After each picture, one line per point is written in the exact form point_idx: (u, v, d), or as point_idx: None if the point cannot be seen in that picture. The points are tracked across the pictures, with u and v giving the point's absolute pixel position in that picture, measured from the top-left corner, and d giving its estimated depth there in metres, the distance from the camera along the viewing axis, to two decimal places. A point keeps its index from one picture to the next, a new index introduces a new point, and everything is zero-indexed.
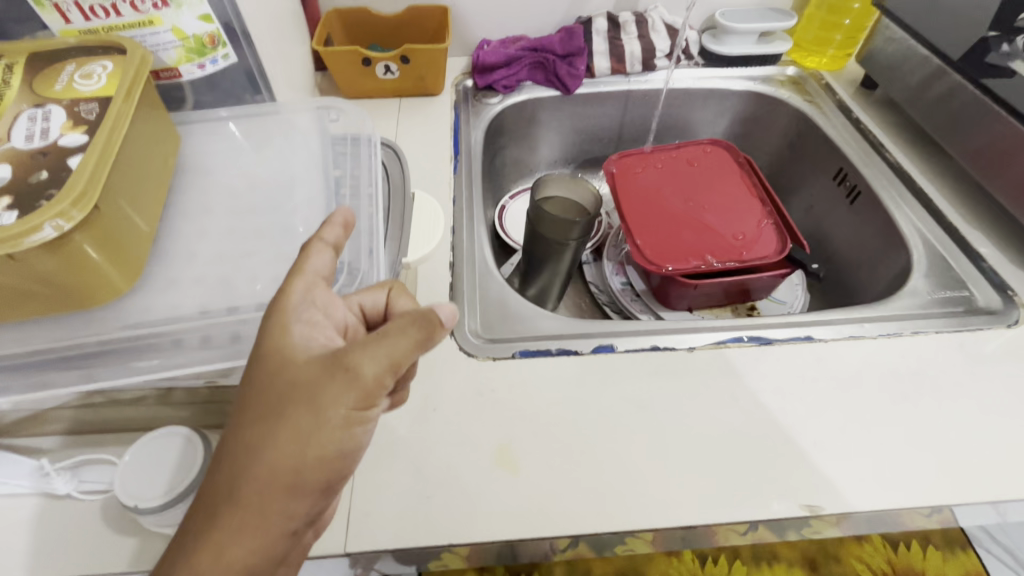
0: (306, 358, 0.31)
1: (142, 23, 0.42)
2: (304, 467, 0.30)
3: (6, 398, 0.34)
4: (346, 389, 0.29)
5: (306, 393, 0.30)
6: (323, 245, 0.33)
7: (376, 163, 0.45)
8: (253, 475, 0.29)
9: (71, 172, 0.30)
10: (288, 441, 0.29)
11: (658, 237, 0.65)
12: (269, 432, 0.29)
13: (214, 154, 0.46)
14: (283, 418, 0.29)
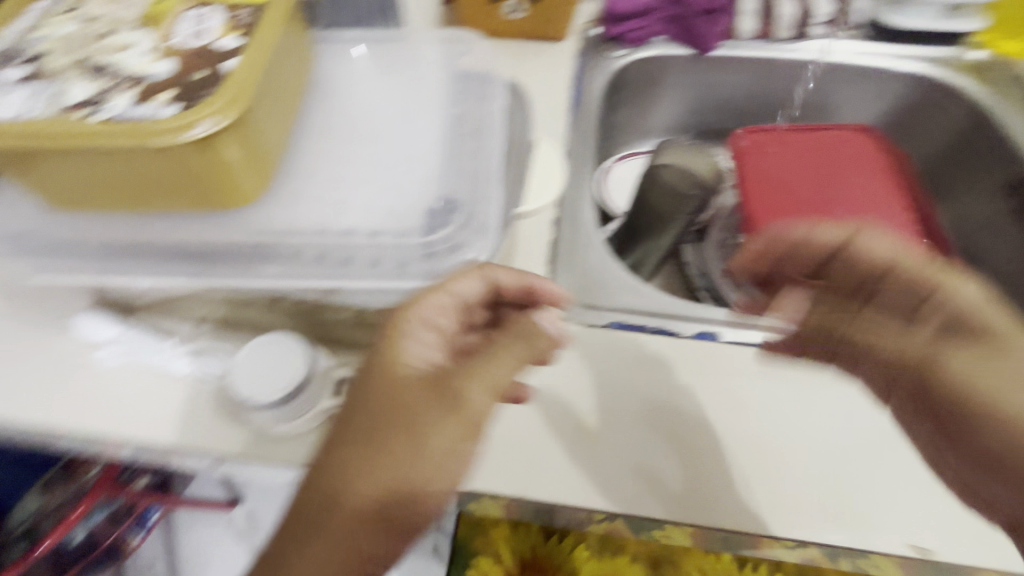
0: (413, 383, 0.32)
1: None
2: (391, 505, 0.29)
3: (145, 280, 0.37)
4: (443, 426, 0.30)
5: (407, 425, 0.30)
6: (469, 271, 0.36)
7: (500, 104, 0.44)
8: (342, 504, 0.30)
9: (226, 76, 0.30)
10: (376, 472, 0.29)
11: (777, 225, 0.59)
12: (365, 458, 0.30)
13: (342, 75, 0.46)
14: (378, 450, 0.30)
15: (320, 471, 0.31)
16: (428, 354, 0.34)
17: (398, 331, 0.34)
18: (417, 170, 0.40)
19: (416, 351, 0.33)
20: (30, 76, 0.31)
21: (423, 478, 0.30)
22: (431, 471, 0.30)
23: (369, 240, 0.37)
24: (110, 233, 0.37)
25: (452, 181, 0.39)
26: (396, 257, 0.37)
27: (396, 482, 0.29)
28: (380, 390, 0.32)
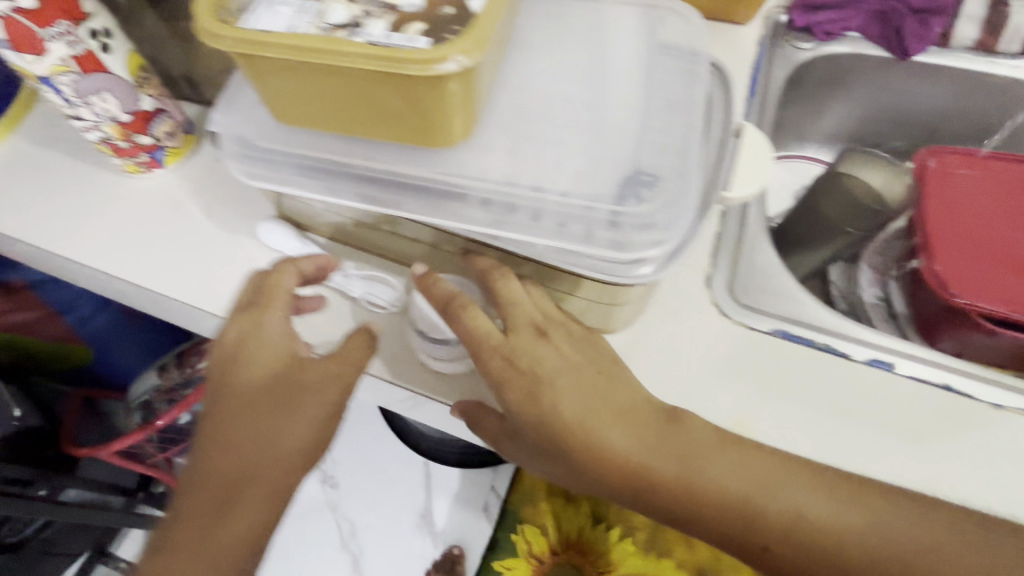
0: (265, 366, 0.40)
1: None
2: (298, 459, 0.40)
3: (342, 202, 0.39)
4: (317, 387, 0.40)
5: (298, 394, 0.39)
6: (291, 272, 0.41)
7: (704, 80, 0.41)
8: (246, 458, 0.39)
9: (476, 12, 0.30)
10: (287, 431, 0.39)
11: (962, 261, 0.53)
12: (272, 430, 0.39)
13: (537, 27, 0.45)
14: (282, 413, 0.39)
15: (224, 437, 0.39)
16: (281, 327, 0.41)
17: (265, 312, 0.40)
18: (612, 136, 0.39)
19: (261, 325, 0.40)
20: None
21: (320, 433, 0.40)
22: (319, 426, 0.40)
23: (559, 198, 0.37)
24: (316, 155, 0.38)
25: (651, 155, 0.38)
26: (584, 226, 0.37)
27: (299, 437, 0.39)
28: (277, 373, 0.40)
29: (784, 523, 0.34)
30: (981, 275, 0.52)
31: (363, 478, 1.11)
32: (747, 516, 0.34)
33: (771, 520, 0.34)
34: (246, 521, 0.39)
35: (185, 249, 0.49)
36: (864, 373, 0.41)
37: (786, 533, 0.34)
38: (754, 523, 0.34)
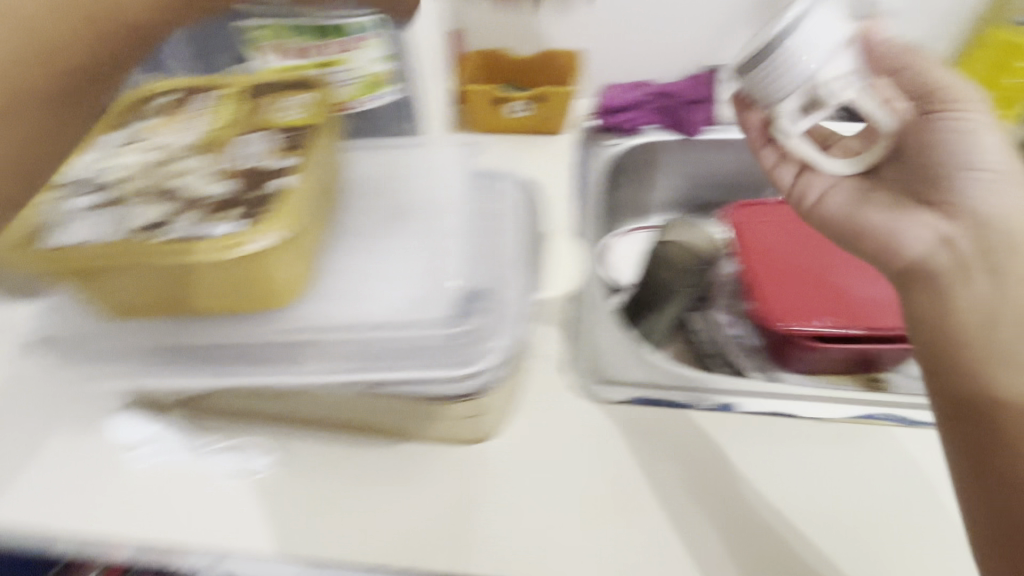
0: None
1: (328, 63, 0.48)
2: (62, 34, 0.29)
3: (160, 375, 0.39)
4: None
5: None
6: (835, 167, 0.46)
7: (515, 201, 0.49)
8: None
9: (283, 192, 0.35)
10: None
11: (786, 292, 0.62)
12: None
13: (364, 170, 0.51)
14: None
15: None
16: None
17: None
18: (438, 262, 0.43)
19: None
20: (110, 201, 0.35)
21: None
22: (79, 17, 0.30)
23: (389, 325, 0.39)
24: (147, 333, 0.40)
25: (476, 276, 0.43)
26: (432, 353, 0.38)
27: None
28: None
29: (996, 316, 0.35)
30: (799, 292, 0.61)
31: None
32: (979, 338, 0.34)
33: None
34: None
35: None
36: (715, 418, 0.45)
37: (984, 335, 0.34)
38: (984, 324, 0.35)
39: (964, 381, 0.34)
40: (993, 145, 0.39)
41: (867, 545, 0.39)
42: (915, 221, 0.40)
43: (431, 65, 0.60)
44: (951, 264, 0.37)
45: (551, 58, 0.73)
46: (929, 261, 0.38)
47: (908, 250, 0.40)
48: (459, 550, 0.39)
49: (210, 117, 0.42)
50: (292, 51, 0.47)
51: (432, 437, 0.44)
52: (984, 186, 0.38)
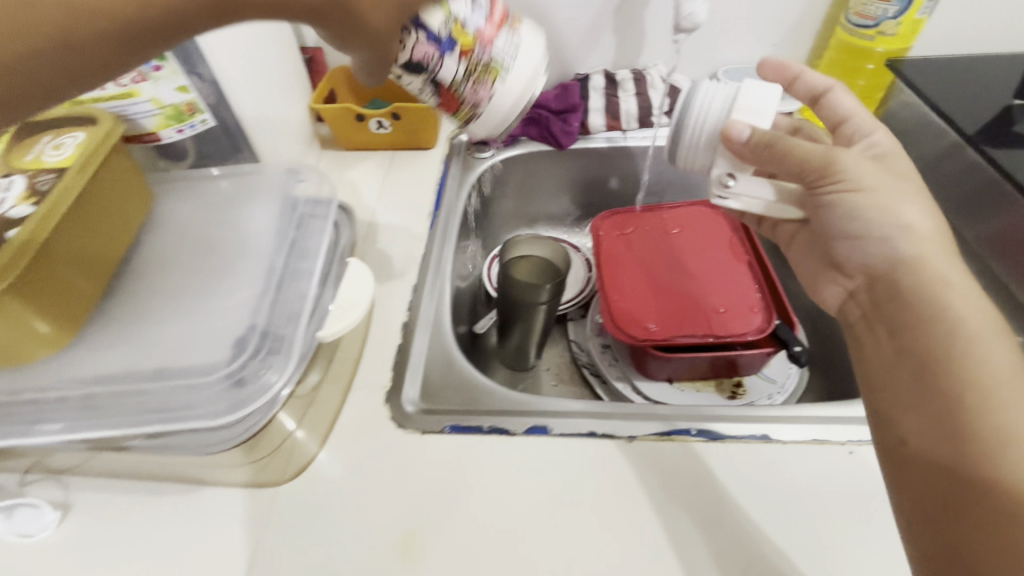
0: None
1: (123, 95, 0.47)
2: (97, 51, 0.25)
3: None
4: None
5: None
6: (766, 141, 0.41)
7: (327, 229, 0.48)
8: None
9: (8, 244, 0.34)
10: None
11: (637, 301, 0.61)
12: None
13: (183, 209, 0.51)
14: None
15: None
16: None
17: None
18: (233, 302, 0.43)
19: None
20: None
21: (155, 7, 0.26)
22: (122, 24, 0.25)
23: (162, 372, 0.38)
24: None
25: (266, 313, 0.41)
26: (197, 399, 0.37)
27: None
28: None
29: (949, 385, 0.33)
30: (651, 301, 0.61)
31: None
32: (929, 388, 0.33)
33: (932, 327, 0.35)
34: None
35: None
36: (526, 442, 0.43)
37: (933, 361, 0.34)
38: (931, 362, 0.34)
39: (899, 422, 0.35)
40: (915, 208, 0.39)
41: (820, 534, 0.38)
42: (831, 280, 0.45)
43: (265, 88, 0.58)
44: (858, 310, 0.41)
45: None
46: (842, 308, 0.44)
47: (827, 301, 0.45)
48: None
49: None
50: None
51: (229, 482, 0.42)
52: (869, 257, 0.40)
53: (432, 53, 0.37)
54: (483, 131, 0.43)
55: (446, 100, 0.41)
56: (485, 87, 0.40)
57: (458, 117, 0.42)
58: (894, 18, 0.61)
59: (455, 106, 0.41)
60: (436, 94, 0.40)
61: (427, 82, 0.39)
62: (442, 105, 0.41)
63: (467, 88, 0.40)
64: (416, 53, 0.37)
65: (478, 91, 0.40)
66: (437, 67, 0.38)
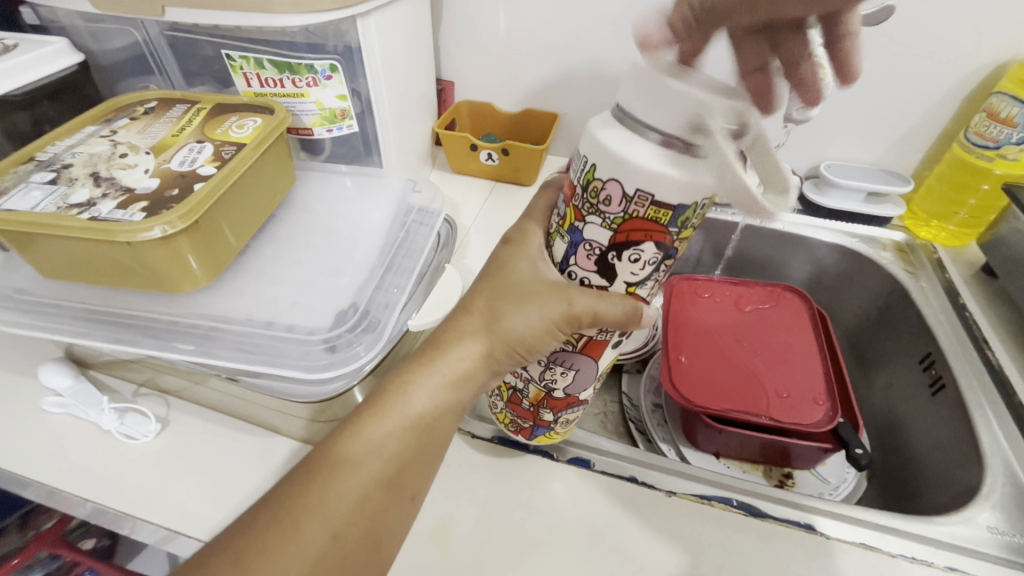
0: (425, 397, 0.38)
1: (297, 94, 0.56)
2: (437, 416, 0.38)
3: (74, 341, 0.43)
4: (408, 401, 0.37)
5: (305, 509, 0.33)
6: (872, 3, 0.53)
7: (430, 236, 0.54)
8: (353, 489, 0.34)
9: (193, 193, 0.41)
10: (415, 401, 0.37)
11: (699, 366, 0.61)
12: (359, 424, 0.36)
13: (316, 197, 0.59)
14: (333, 481, 0.34)
15: (340, 467, 0.35)
16: (413, 403, 0.37)
17: (489, 307, 0.39)
18: (339, 282, 0.49)
19: (515, 263, 0.39)
20: (52, 180, 0.42)
21: (464, 364, 0.38)
22: (446, 390, 0.38)
23: (266, 327, 0.44)
24: (81, 301, 0.45)
25: (364, 295, 0.47)
26: (299, 353, 0.43)
27: (334, 518, 0.33)
28: (316, 485, 0.34)
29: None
30: (713, 369, 0.61)
31: None
32: None
33: None
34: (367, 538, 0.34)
35: None
36: (566, 471, 0.45)
37: None
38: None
39: None
40: None
41: None
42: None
43: (403, 108, 0.66)
44: None
45: (535, 115, 0.79)
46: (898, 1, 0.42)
47: None
48: None
49: (174, 125, 0.49)
50: (268, 81, 0.56)
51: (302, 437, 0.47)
52: None
53: (587, 246, 0.34)
54: (703, 187, 0.29)
55: (641, 236, 0.32)
56: (614, 199, 0.31)
57: (667, 217, 0.31)
58: (1017, 144, 0.60)
59: (639, 224, 0.31)
60: (631, 244, 0.33)
61: (617, 253, 0.34)
62: (651, 242, 0.32)
63: (609, 214, 0.32)
64: (585, 262, 0.35)
65: (621, 208, 0.31)
66: (593, 242, 0.34)
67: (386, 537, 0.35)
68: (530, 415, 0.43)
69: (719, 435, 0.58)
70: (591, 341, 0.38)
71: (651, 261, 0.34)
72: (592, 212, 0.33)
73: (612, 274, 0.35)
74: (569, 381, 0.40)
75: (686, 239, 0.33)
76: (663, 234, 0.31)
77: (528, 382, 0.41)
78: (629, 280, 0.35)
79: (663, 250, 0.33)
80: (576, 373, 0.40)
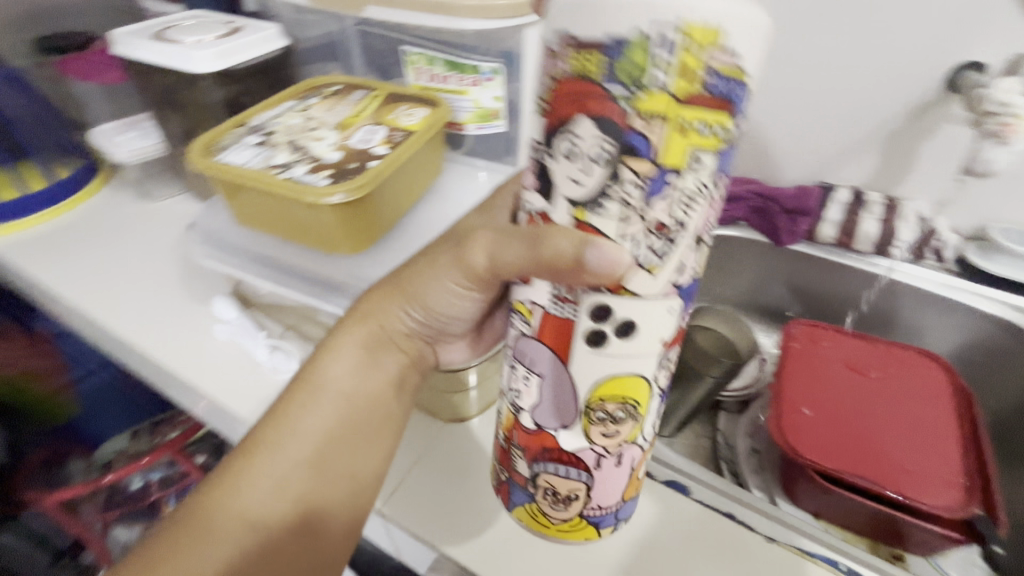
0: (341, 372, 0.41)
1: (458, 91, 0.61)
2: (352, 392, 0.41)
3: (252, 280, 0.51)
4: (327, 368, 0.41)
5: (237, 486, 0.37)
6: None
7: None
8: (276, 468, 0.38)
9: (368, 169, 0.46)
10: (330, 370, 0.41)
11: (813, 419, 0.57)
12: (297, 407, 0.40)
13: (456, 187, 0.64)
14: (266, 455, 0.38)
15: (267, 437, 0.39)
16: (335, 374, 0.41)
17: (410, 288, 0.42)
18: None
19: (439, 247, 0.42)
20: (260, 142, 0.49)
21: (382, 337, 0.43)
22: (361, 360, 0.42)
23: None
24: (258, 246, 0.53)
25: None
26: None
27: (264, 496, 0.37)
28: (246, 457, 0.38)
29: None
30: (829, 424, 0.57)
31: None
32: None
33: None
34: (287, 517, 0.37)
35: (152, 304, 0.61)
36: (660, 491, 0.45)
37: None
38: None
39: None
40: None
41: None
42: None
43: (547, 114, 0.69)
44: None
45: None
46: None
47: None
48: (387, 491, 0.45)
49: (355, 107, 0.56)
50: (436, 76, 0.61)
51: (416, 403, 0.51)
52: None
53: (532, 153, 0.28)
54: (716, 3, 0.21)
55: (569, 106, 0.25)
56: (543, 67, 0.26)
57: (597, 67, 0.23)
58: None
59: (576, 85, 0.24)
60: (563, 126, 0.25)
61: (551, 146, 0.26)
62: (584, 113, 0.24)
63: (541, 92, 0.26)
64: (534, 178, 0.29)
65: (548, 69, 0.25)
66: (532, 141, 0.28)
67: (326, 519, 0.38)
68: (506, 456, 0.39)
69: (824, 497, 0.54)
70: (552, 320, 0.31)
71: (599, 157, 0.25)
72: (540, 105, 0.28)
73: (553, 189, 0.27)
74: (535, 398, 0.34)
75: (655, 117, 0.23)
76: (602, 97, 0.24)
77: (502, 400, 0.37)
78: (574, 197, 0.27)
79: (607, 133, 0.24)
80: (541, 380, 0.33)
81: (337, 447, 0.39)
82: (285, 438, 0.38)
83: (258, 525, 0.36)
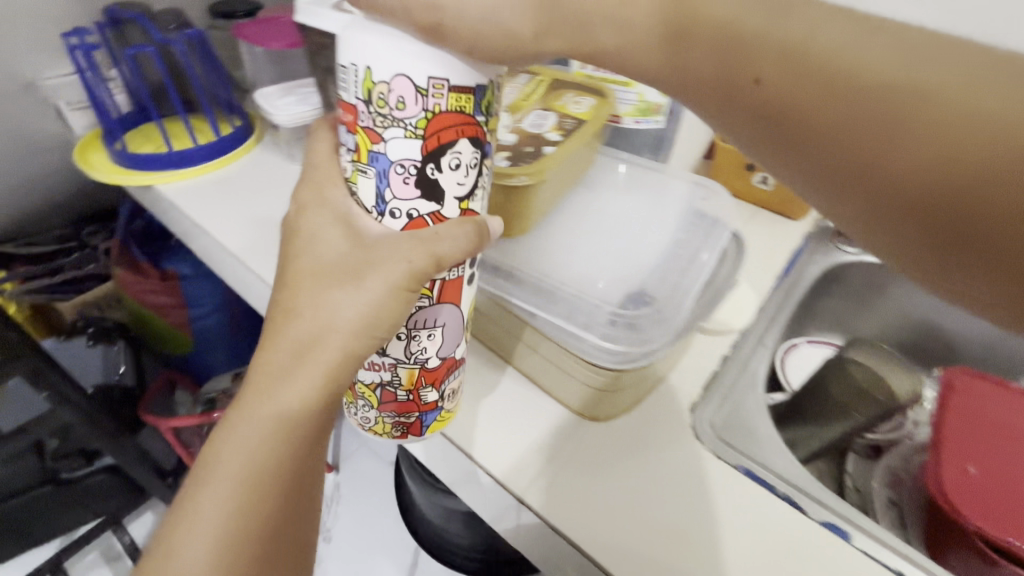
0: (275, 379, 0.37)
1: (624, 84, 0.59)
2: (290, 405, 0.37)
3: None
4: (231, 443, 0.37)
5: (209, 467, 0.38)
6: None
7: (716, 244, 0.52)
8: (231, 462, 0.37)
9: (545, 155, 0.45)
10: (275, 376, 0.37)
11: (982, 482, 0.51)
12: (252, 401, 0.38)
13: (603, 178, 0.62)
14: (227, 441, 0.38)
15: (201, 474, 0.37)
16: (277, 372, 0.37)
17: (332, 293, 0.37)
18: (626, 265, 0.51)
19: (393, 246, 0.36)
20: None
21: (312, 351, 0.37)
22: (296, 362, 0.37)
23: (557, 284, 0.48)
24: None
25: (651, 284, 0.49)
26: (587, 316, 0.45)
27: (216, 484, 0.37)
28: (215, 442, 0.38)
29: (799, 53, 0.32)
30: (1002, 492, 0.51)
31: (354, 543, 1.31)
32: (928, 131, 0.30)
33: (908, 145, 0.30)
34: (231, 514, 0.36)
35: None
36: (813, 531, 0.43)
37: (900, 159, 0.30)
38: (930, 96, 0.29)
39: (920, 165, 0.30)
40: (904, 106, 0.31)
41: None
42: None
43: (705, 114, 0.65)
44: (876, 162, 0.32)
45: None
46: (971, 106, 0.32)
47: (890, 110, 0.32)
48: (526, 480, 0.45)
49: (523, 91, 0.55)
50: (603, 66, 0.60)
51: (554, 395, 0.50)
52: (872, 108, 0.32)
53: (398, 167, 0.35)
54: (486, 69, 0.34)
55: (450, 132, 0.34)
56: (409, 98, 0.33)
57: (469, 103, 0.34)
58: None
59: (444, 117, 0.34)
60: (446, 147, 0.35)
61: (437, 163, 0.35)
62: (460, 136, 0.35)
63: (410, 118, 0.33)
64: (402, 187, 0.35)
65: (421, 104, 0.33)
66: (402, 162, 0.35)
67: (271, 494, 0.37)
68: (412, 401, 0.43)
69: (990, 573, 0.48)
70: (449, 284, 0.39)
71: (472, 161, 0.36)
72: (390, 124, 0.34)
73: (443, 192, 0.36)
74: (439, 343, 0.41)
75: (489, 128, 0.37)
76: (472, 124, 0.35)
77: (396, 368, 0.41)
78: (461, 194, 0.37)
79: (478, 147, 0.36)
80: (443, 330, 0.41)
81: (273, 461, 0.37)
82: (234, 432, 0.37)
83: (221, 519, 0.36)
